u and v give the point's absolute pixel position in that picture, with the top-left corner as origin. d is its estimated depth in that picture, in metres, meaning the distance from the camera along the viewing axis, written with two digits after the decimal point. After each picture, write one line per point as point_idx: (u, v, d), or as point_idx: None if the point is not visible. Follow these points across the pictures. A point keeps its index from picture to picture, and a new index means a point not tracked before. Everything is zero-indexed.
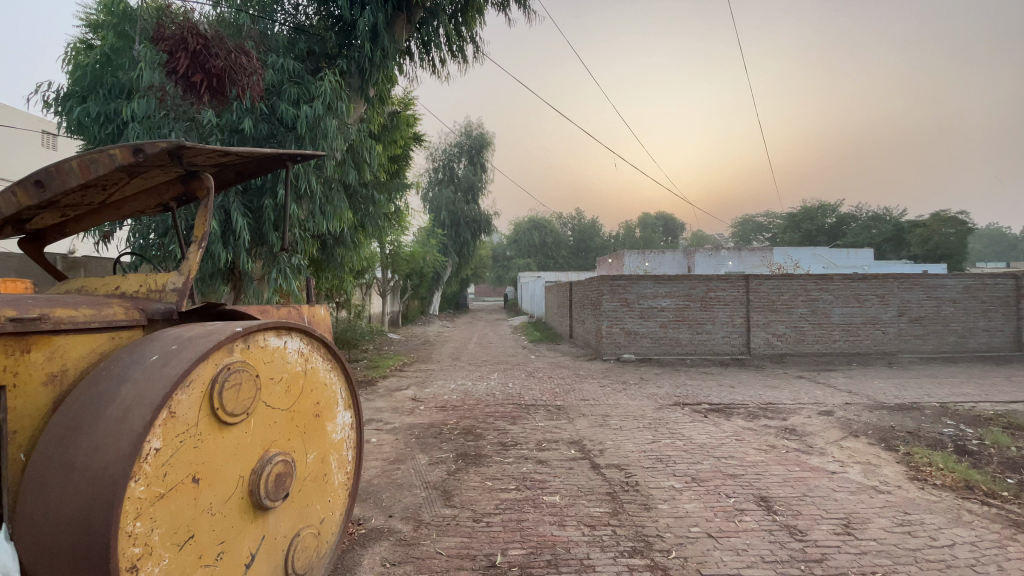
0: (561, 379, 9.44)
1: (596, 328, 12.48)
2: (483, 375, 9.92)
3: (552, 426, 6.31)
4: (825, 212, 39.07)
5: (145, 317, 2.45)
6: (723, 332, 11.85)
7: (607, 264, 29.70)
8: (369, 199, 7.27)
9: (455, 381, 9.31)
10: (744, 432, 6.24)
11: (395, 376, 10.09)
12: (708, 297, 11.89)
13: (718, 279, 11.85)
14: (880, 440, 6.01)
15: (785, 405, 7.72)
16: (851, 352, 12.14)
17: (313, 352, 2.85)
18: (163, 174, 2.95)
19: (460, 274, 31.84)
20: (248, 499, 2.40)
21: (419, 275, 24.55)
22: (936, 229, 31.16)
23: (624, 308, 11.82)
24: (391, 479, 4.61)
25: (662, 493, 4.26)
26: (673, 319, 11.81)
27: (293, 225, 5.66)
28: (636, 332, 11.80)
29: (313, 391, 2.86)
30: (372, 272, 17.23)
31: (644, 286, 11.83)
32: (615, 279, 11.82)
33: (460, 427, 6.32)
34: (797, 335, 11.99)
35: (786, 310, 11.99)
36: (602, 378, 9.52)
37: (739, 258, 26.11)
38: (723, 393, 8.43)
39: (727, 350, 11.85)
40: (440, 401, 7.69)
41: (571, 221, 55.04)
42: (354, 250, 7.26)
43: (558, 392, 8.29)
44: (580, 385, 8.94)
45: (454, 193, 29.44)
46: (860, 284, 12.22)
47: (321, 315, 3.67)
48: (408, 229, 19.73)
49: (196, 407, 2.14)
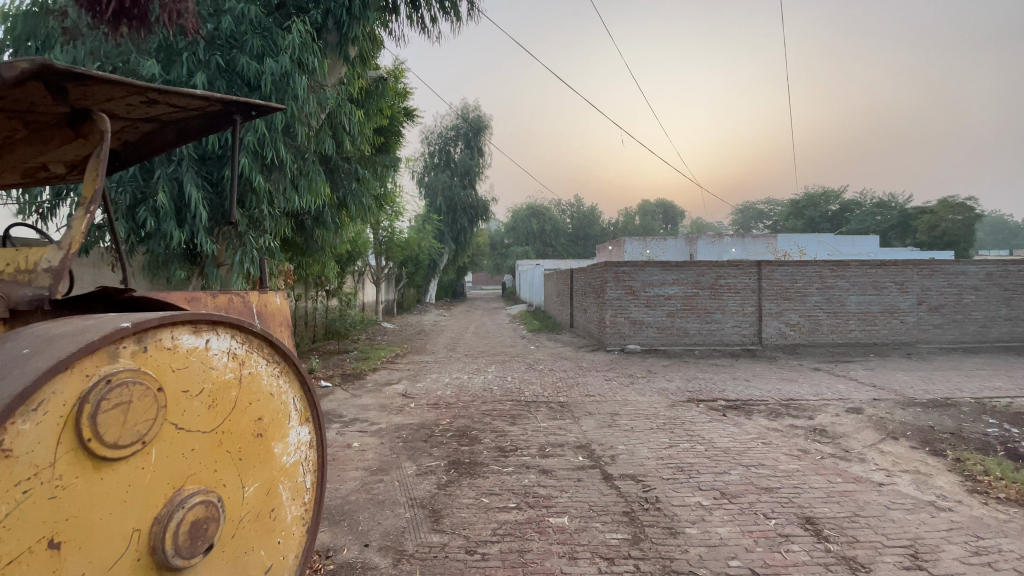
0: (563, 372, 8.78)
1: (598, 317, 11.80)
2: (479, 368, 9.26)
3: (555, 427, 5.65)
4: (828, 199, 38.30)
5: (5, 308, 1.78)
6: (733, 321, 11.19)
7: (607, 252, 28.99)
8: (352, 173, 6.52)
9: (450, 374, 8.64)
10: (769, 433, 5.60)
11: (385, 369, 9.42)
12: (718, 285, 11.20)
13: (729, 265, 11.16)
14: (922, 443, 5.37)
15: (808, 402, 7.07)
16: (868, 342, 11.51)
17: (251, 354, 2.17)
18: (47, 112, 2.26)
19: (457, 262, 31.08)
20: (149, 561, 1.74)
21: (415, 263, 23.82)
22: (943, 215, 30.48)
23: (629, 295, 11.15)
24: (371, 495, 3.94)
25: (688, 513, 3.61)
26: (681, 308, 11.14)
27: (260, 201, 4.94)
28: (642, 321, 11.13)
29: (253, 405, 2.18)
30: (364, 259, 16.50)
31: (650, 273, 11.14)
32: (620, 265, 11.13)
33: (452, 428, 5.65)
34: (811, 324, 11.35)
35: (800, 298, 11.33)
36: (607, 372, 8.86)
37: (742, 245, 25.34)
38: (739, 388, 7.78)
39: (738, 341, 11.21)
40: (432, 398, 7.02)
41: (570, 208, 54.18)
42: (335, 231, 6.55)
43: (560, 387, 7.63)
44: (584, 379, 8.27)
45: (451, 178, 28.57)
46: (878, 271, 11.57)
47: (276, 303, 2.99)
48: (402, 214, 18.96)
49: (49, 441, 1.48)
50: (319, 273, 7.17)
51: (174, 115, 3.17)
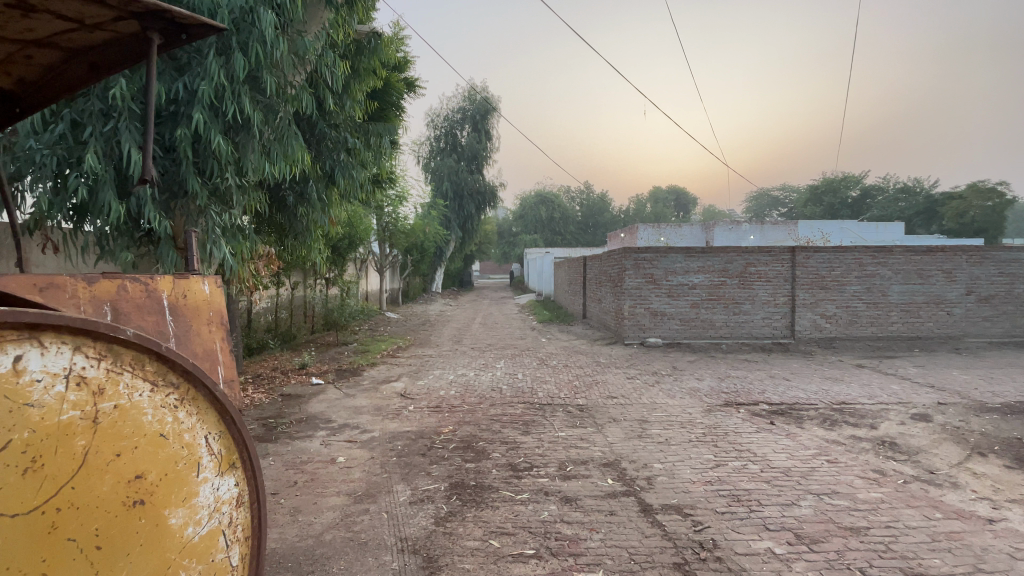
0: (581, 369, 7.93)
1: (616, 308, 10.91)
2: (487, 363, 8.43)
3: (575, 438, 4.80)
4: (848, 186, 36.68)
5: None
6: (763, 312, 10.28)
7: (619, 239, 27.98)
8: (340, 142, 5.63)
9: (454, 371, 7.83)
10: (831, 447, 4.72)
11: (385, 364, 8.63)
12: (747, 273, 10.27)
13: (760, 251, 10.22)
14: (1017, 462, 4.48)
15: (863, 406, 6.16)
16: (911, 336, 10.55)
17: (118, 375, 1.39)
18: None
19: (464, 250, 30.22)
20: None
21: (421, 250, 23.01)
22: (972, 202, 28.99)
23: (650, 284, 10.23)
24: (352, 534, 3.13)
25: (760, 567, 2.78)
26: (707, 298, 10.22)
27: (224, 168, 4.10)
28: (664, 313, 10.23)
29: (124, 456, 1.40)
30: (365, 245, 15.69)
31: (674, 260, 10.22)
32: (640, 252, 10.22)
33: (456, 438, 4.83)
34: (848, 316, 10.40)
35: (837, 287, 10.38)
36: (628, 369, 8.00)
37: (761, 232, 24.20)
38: (779, 388, 6.89)
39: (768, 334, 10.30)
40: (434, 399, 6.20)
41: (580, 195, 52.99)
42: (325, 211, 5.69)
43: (577, 386, 6.78)
44: (603, 377, 7.42)
45: (457, 162, 27.62)
46: (923, 258, 10.55)
47: (200, 294, 2.33)
48: (407, 200, 18.13)
49: None
50: (307, 260, 6.33)
51: (69, 37, 2.33)
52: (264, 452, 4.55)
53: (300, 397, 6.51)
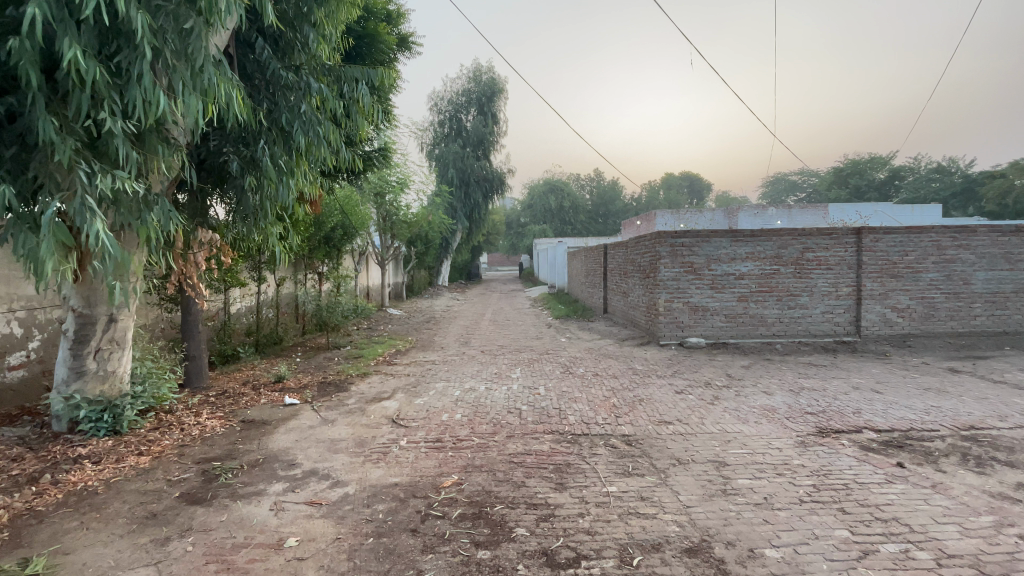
0: (616, 379, 6.46)
1: (647, 302, 9.40)
2: (500, 372, 6.98)
3: (634, 499, 3.34)
4: (875, 166, 34.40)
5: None
6: (822, 306, 8.76)
7: (634, 227, 26.31)
8: (301, 90, 4.17)
9: (461, 383, 6.40)
10: (1010, 511, 3.23)
11: (378, 373, 7.23)
12: (804, 260, 8.73)
13: (819, 234, 8.70)
14: None
15: (1000, 433, 4.64)
16: (998, 331, 8.91)
17: None
18: None
19: (471, 241, 28.73)
20: None
21: (425, 242, 21.63)
22: (1015, 179, 26.08)
23: (689, 274, 8.71)
24: None
25: None
26: (757, 290, 8.71)
27: (92, 103, 2.66)
28: (705, 308, 8.71)
29: None
30: (363, 236, 14.25)
31: (717, 245, 8.68)
32: (677, 236, 8.70)
33: (462, 497, 3.40)
34: (924, 309, 8.83)
35: (910, 275, 8.80)
36: (674, 379, 6.51)
37: (789, 216, 22.44)
38: (876, 405, 5.39)
39: (829, 332, 8.77)
40: (434, 427, 4.78)
41: (590, 183, 51.31)
42: (285, 188, 4.20)
43: (617, 406, 5.30)
44: (646, 390, 5.94)
45: (462, 147, 26.08)
46: (1013, 239, 8.88)
47: None
48: (409, 187, 16.71)
49: None
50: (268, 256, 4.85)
51: None
52: (185, 526, 3.15)
53: (265, 424, 5.10)
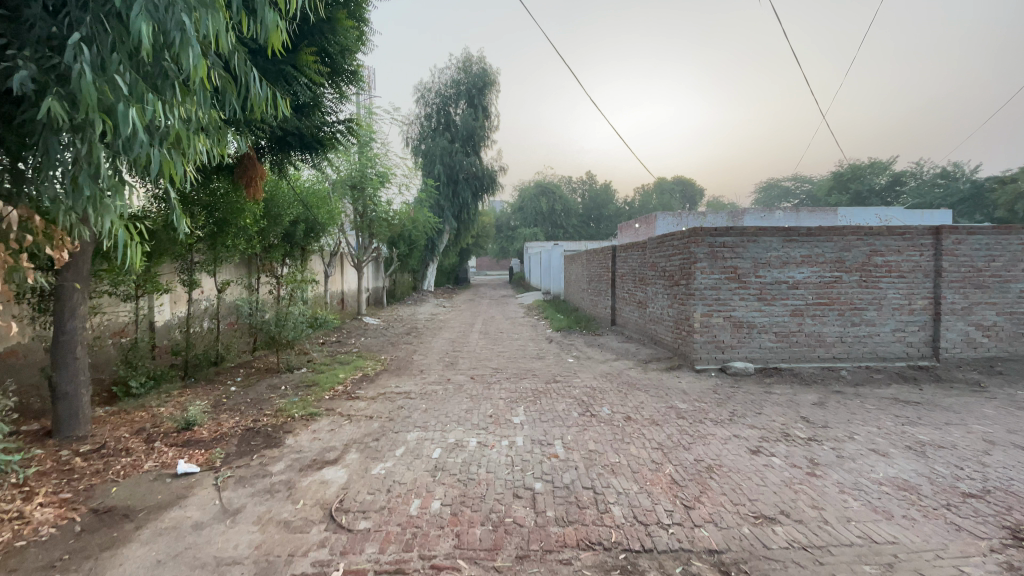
0: (658, 427, 4.64)
1: (675, 316, 7.63)
2: (496, 413, 5.11)
3: None
4: (877, 171, 33.36)
5: None
6: (893, 323, 7.10)
7: (632, 231, 24.69)
8: None
9: (442, 432, 4.52)
10: None
11: (330, 412, 5.31)
12: (871, 265, 7.05)
13: (890, 233, 7.04)
14: None
15: None
16: None
17: None
18: None
19: (459, 244, 26.87)
20: None
21: (409, 242, 19.73)
22: None
23: (731, 282, 6.96)
24: None
25: None
26: (815, 301, 7.00)
27: None
28: (751, 324, 6.96)
29: None
30: (335, 233, 12.34)
31: (766, 246, 6.94)
32: (717, 234, 6.94)
33: None
34: (1014, 327, 7.18)
35: (999, 286, 7.14)
36: (737, 428, 4.69)
37: (797, 219, 21.00)
38: None
39: (900, 354, 7.11)
40: (393, 530, 2.92)
41: (582, 186, 49.74)
42: (120, 123, 2.40)
43: (679, 484, 3.47)
44: (709, 450, 4.12)
45: (451, 142, 24.26)
46: None
47: None
48: (390, 181, 14.82)
49: None
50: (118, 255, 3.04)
51: None
52: None
53: (125, 520, 3.21)
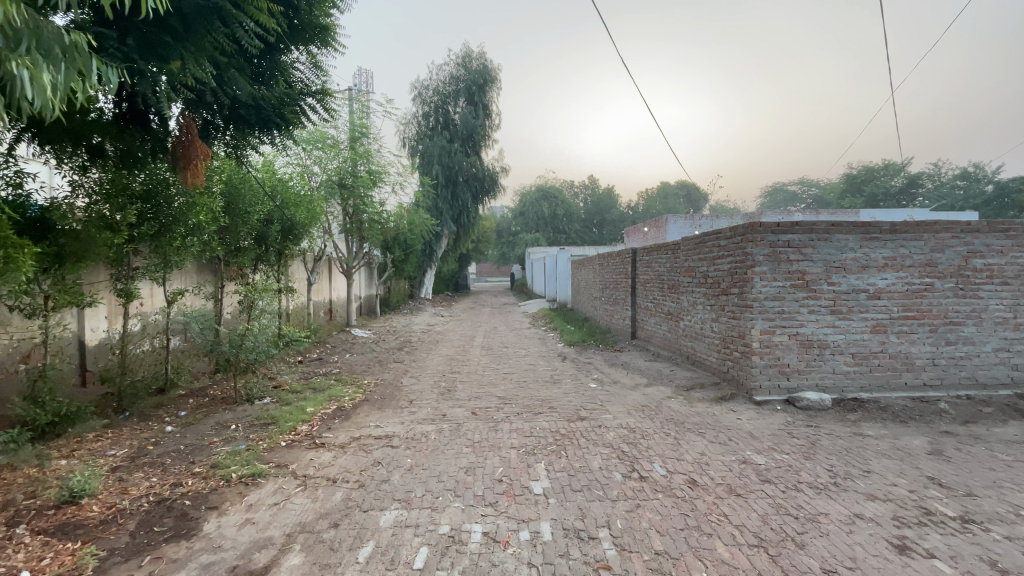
0: (740, 503, 3.22)
1: (723, 332, 6.24)
2: (507, 474, 3.68)
3: None
4: (892, 173, 31.98)
5: None
6: (995, 341, 5.68)
7: (640, 234, 23.29)
8: None
9: (431, 514, 3.09)
10: None
11: (280, 471, 3.89)
12: (969, 269, 5.65)
13: (993, 230, 5.64)
14: None
15: None
16: None
17: None
18: None
19: (460, 249, 25.53)
20: None
21: (405, 247, 18.37)
22: None
23: (798, 290, 5.57)
24: None
25: None
26: (901, 314, 5.61)
27: None
28: (823, 344, 5.57)
29: None
30: (318, 237, 10.96)
31: (841, 245, 5.57)
32: (780, 230, 5.56)
33: None
34: None
35: None
36: (855, 504, 3.26)
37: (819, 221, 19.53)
38: None
39: (1004, 380, 5.69)
40: None
41: (585, 191, 48.54)
42: None
43: None
44: (837, 552, 2.69)
45: (450, 142, 22.96)
46: None
47: None
48: (384, 179, 13.49)
49: None
50: None
51: None
52: None
53: None
